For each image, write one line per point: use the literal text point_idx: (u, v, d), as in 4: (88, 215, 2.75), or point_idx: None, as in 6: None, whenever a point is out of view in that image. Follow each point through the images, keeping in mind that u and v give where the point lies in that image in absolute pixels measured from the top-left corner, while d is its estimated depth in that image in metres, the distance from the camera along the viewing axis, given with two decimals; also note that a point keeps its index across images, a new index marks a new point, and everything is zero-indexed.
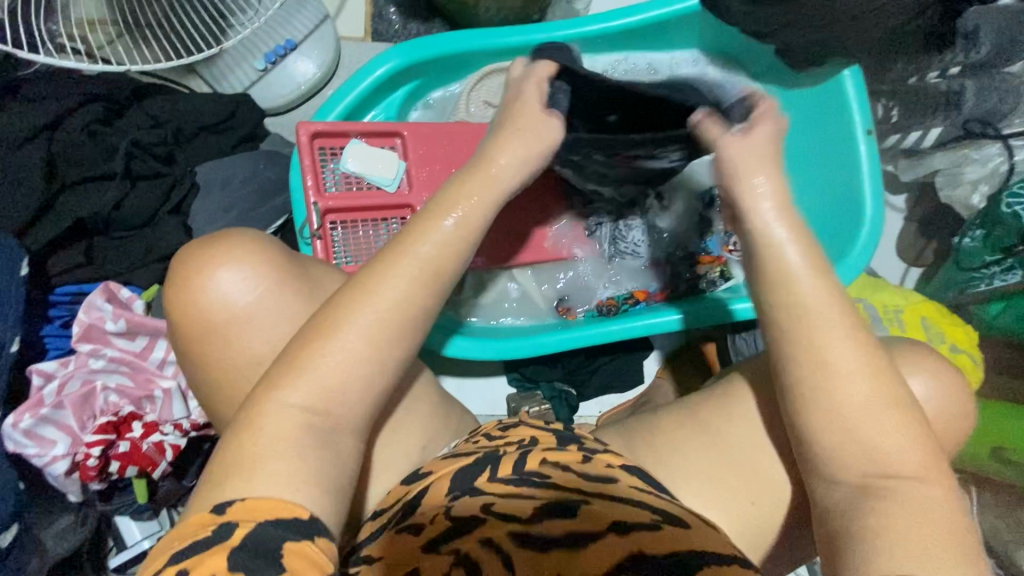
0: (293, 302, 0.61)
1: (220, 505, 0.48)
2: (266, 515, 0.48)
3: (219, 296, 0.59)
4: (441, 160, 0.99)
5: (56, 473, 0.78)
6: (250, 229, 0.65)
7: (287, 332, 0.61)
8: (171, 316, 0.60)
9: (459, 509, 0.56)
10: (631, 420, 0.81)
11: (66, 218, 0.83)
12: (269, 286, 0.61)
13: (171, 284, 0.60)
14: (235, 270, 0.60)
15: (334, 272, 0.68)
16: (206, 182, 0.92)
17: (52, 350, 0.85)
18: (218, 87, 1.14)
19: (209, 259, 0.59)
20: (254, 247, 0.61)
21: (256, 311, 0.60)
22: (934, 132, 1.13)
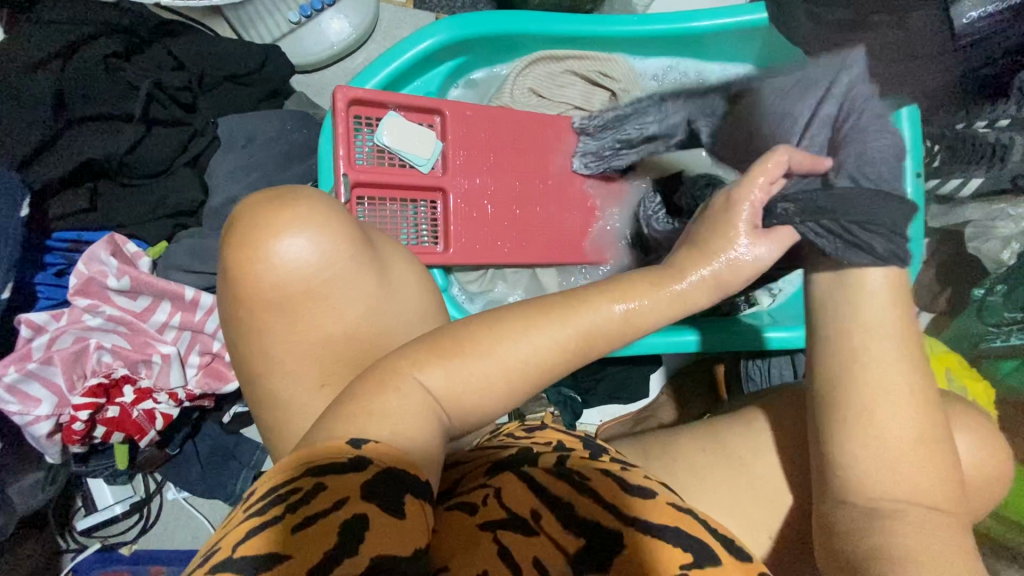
0: (355, 281, 0.57)
1: (357, 441, 0.45)
2: (390, 461, 0.44)
3: (282, 267, 0.54)
4: (481, 145, 0.94)
5: (37, 433, 0.73)
6: (313, 190, 0.59)
7: (360, 312, 0.58)
8: (230, 277, 0.55)
9: (508, 493, 0.52)
10: (650, 437, 0.77)
11: (73, 157, 0.75)
12: (342, 259, 0.56)
13: (231, 244, 0.55)
14: (308, 236, 0.55)
15: (392, 246, 0.63)
16: (228, 136, 0.85)
17: (42, 300, 0.78)
18: (246, 34, 1.06)
19: (287, 223, 0.55)
20: (318, 214, 0.56)
21: (317, 285, 0.56)
22: (974, 182, 1.09)
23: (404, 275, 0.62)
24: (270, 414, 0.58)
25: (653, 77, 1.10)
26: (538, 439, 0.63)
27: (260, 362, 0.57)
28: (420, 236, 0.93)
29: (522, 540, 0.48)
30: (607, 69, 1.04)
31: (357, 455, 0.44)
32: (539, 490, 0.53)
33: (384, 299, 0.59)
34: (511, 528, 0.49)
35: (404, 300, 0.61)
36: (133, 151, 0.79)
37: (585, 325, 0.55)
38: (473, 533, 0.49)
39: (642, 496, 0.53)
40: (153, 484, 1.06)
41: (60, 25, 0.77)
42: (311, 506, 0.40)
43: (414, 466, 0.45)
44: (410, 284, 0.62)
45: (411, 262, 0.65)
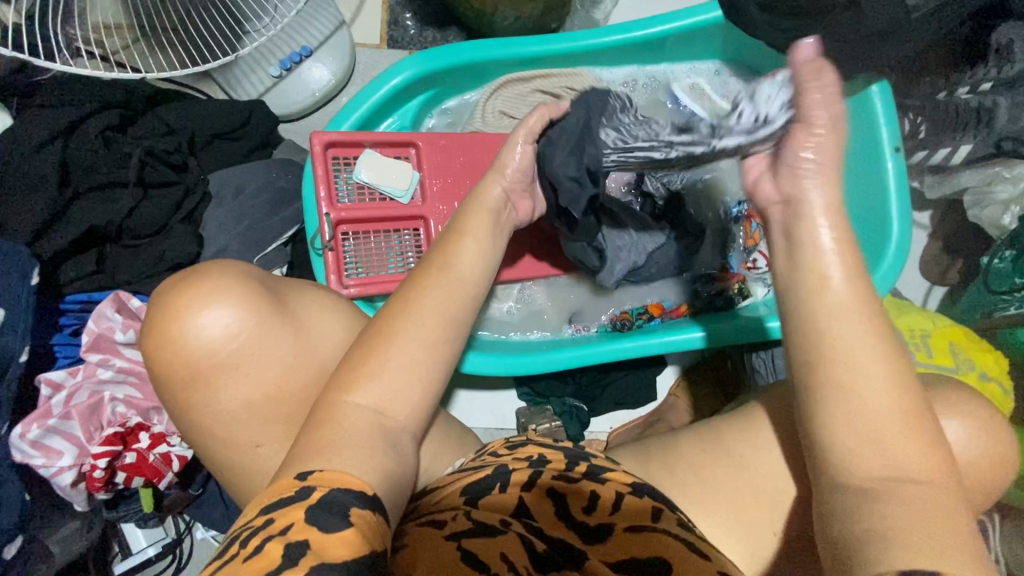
0: (279, 340, 0.62)
1: (303, 474, 0.49)
2: (335, 484, 0.49)
3: (204, 337, 0.59)
4: (454, 172, 0.98)
5: (62, 484, 0.78)
6: (226, 263, 0.64)
7: (277, 371, 0.62)
8: (153, 364, 0.61)
9: (480, 513, 0.56)
10: (651, 442, 0.77)
11: (78, 227, 0.82)
12: (251, 327, 0.61)
13: (154, 326, 0.61)
14: (213, 311, 0.60)
15: (314, 295, 0.68)
16: (218, 191, 0.91)
17: (61, 359, 0.84)
18: (234, 94, 1.14)
19: (189, 304, 0.60)
20: (231, 287, 0.61)
21: (241, 348, 0.60)
22: (964, 149, 1.06)
23: (322, 327, 0.65)
24: (267, 444, 0.62)
25: (622, 84, 1.12)
26: (518, 455, 0.65)
27: (246, 398, 0.61)
28: (407, 262, 0.97)
29: (485, 543, 0.52)
30: (573, 83, 1.07)
31: (303, 485, 0.48)
32: (509, 507, 0.58)
33: (301, 355, 0.63)
34: (478, 536, 0.52)
35: (326, 352, 0.64)
36: (133, 214, 0.85)
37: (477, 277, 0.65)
38: (439, 540, 0.52)
39: (596, 539, 0.57)
40: (183, 524, 1.11)
41: (61, 108, 0.85)
42: (260, 537, 0.44)
43: (363, 483, 0.50)
44: (331, 331, 0.66)
45: (331, 308, 0.68)
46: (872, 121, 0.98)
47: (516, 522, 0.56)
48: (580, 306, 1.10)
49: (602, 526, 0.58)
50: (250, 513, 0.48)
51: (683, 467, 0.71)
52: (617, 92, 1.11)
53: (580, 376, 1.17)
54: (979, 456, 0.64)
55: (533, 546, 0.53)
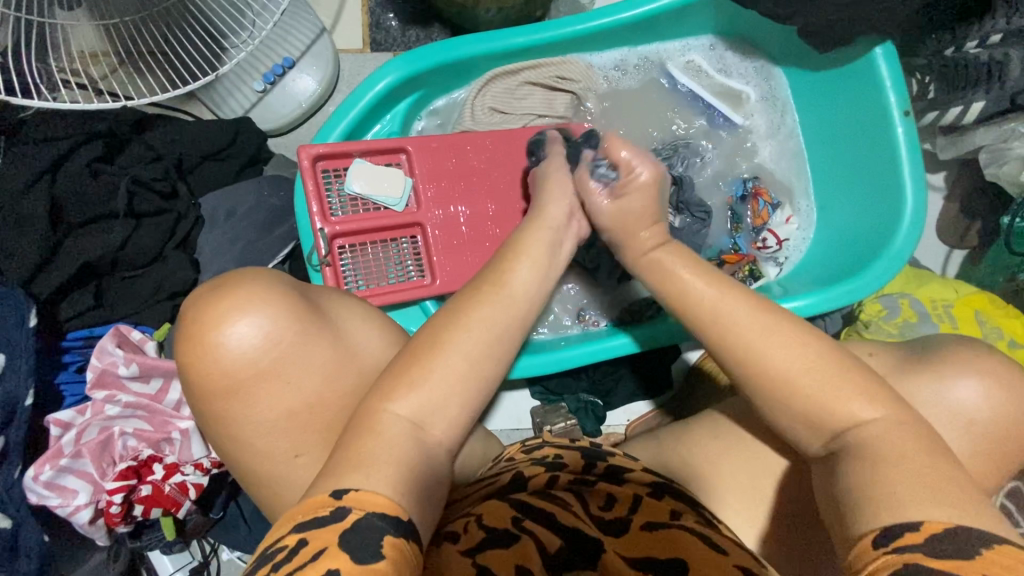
0: (310, 349, 0.60)
1: (338, 492, 0.47)
2: (370, 507, 0.46)
3: (233, 351, 0.58)
4: (447, 175, 0.95)
5: (81, 522, 0.78)
6: (252, 273, 0.63)
7: (318, 380, 0.60)
8: (187, 373, 0.59)
9: (492, 519, 0.56)
10: (662, 431, 0.76)
11: (73, 262, 0.81)
12: (281, 338, 0.59)
13: (181, 344, 0.59)
14: (250, 320, 0.58)
15: (337, 300, 0.67)
16: (210, 214, 0.90)
17: (68, 397, 0.84)
18: (220, 112, 1.12)
19: (227, 311, 0.58)
20: (259, 296, 0.59)
21: (273, 359, 0.59)
22: (977, 106, 1.00)
23: (360, 335, 0.64)
24: (307, 452, 0.60)
25: (613, 69, 1.08)
26: (534, 456, 0.63)
27: (256, 423, 0.59)
28: (407, 271, 0.95)
29: (500, 556, 0.52)
30: (563, 72, 1.04)
31: (338, 505, 0.45)
32: (522, 508, 0.57)
33: (335, 364, 0.61)
34: (493, 546, 0.53)
35: (366, 359, 0.63)
36: (127, 245, 0.84)
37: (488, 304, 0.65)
38: (454, 555, 0.53)
39: (616, 533, 0.56)
40: (208, 547, 1.10)
41: (46, 143, 0.84)
42: (292, 561, 0.41)
43: (395, 504, 0.47)
44: (368, 338, 0.65)
45: (365, 315, 0.67)
46: (878, 86, 0.94)
47: (526, 520, 0.56)
48: (586, 300, 1.07)
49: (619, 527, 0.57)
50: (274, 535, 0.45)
51: (704, 463, 0.69)
52: (608, 78, 1.08)
53: (593, 371, 1.15)
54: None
55: (544, 547, 0.54)
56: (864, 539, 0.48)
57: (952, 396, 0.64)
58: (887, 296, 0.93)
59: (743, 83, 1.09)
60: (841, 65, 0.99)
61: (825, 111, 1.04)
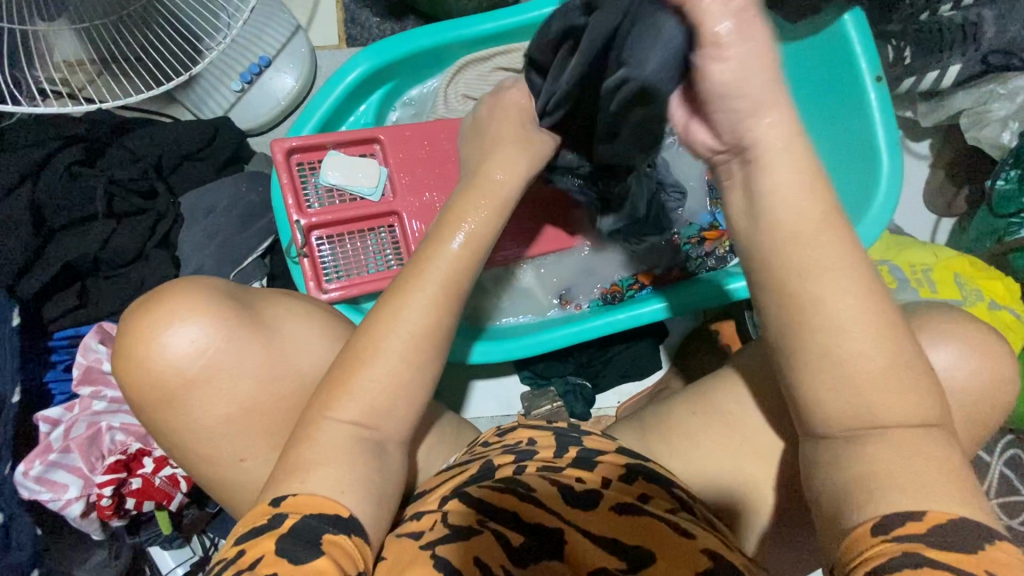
0: (251, 350, 0.60)
1: (277, 499, 0.50)
2: (308, 510, 0.49)
3: (172, 356, 0.58)
4: (422, 162, 0.96)
5: (73, 515, 0.79)
6: (186, 278, 0.63)
7: (250, 385, 0.60)
8: (128, 389, 0.60)
9: (454, 517, 0.54)
10: (647, 412, 0.75)
11: (55, 263, 0.83)
12: (220, 339, 0.59)
13: (122, 353, 0.59)
14: (175, 331, 0.58)
15: (282, 295, 0.67)
16: (190, 212, 0.92)
17: (58, 395, 0.86)
18: (200, 114, 1.14)
19: (151, 328, 0.58)
20: (193, 299, 0.60)
21: (212, 362, 0.59)
22: (954, 69, 0.99)
23: (291, 336, 0.63)
24: (251, 457, 0.61)
25: None
26: (507, 443, 0.64)
27: (221, 411, 0.60)
28: (386, 260, 0.96)
29: (462, 549, 0.51)
30: None
31: (276, 512, 0.49)
32: (483, 506, 0.55)
33: (277, 363, 0.62)
34: (454, 543, 0.52)
35: (298, 358, 0.63)
36: (107, 245, 0.86)
37: (437, 274, 0.58)
38: (415, 552, 0.52)
39: (586, 507, 0.55)
40: (208, 542, 1.12)
41: (26, 149, 0.86)
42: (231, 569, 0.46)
43: (337, 505, 0.51)
44: (302, 337, 0.64)
45: (302, 312, 0.66)
46: (848, 54, 0.93)
47: (491, 522, 0.54)
48: (570, 283, 1.07)
49: (587, 505, 0.56)
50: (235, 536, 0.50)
51: (681, 435, 0.69)
52: None
53: (580, 353, 1.15)
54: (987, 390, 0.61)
55: (509, 541, 0.53)
56: (858, 530, 0.47)
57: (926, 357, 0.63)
58: None
59: None
60: (810, 34, 0.98)
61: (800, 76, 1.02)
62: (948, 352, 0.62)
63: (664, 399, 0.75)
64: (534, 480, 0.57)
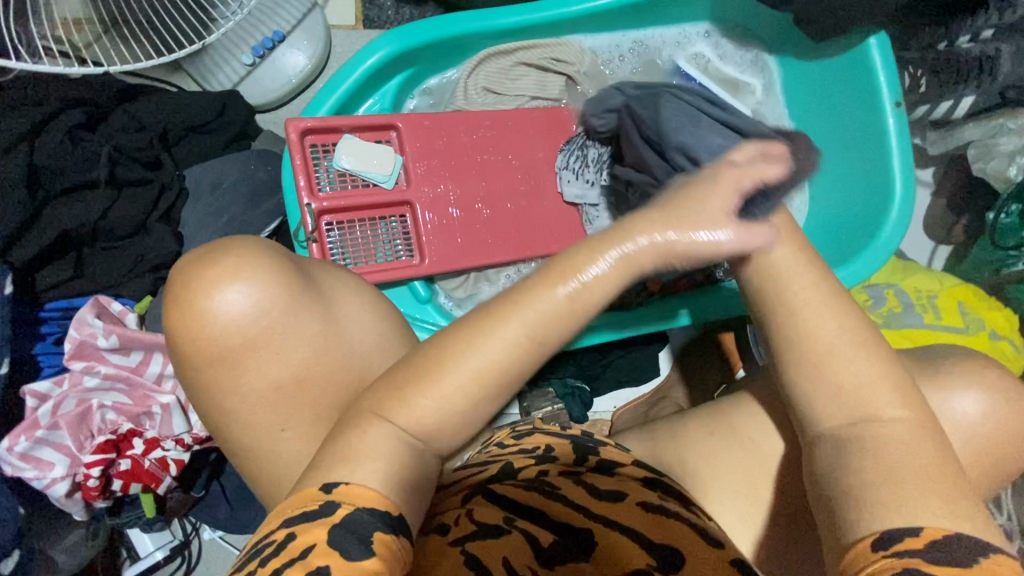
0: (305, 320, 0.57)
1: (329, 485, 0.47)
2: (361, 502, 0.46)
3: (226, 315, 0.54)
4: (438, 153, 0.94)
5: (57, 495, 0.77)
6: (244, 236, 0.59)
7: (307, 352, 0.57)
8: (174, 341, 0.55)
9: (482, 516, 0.56)
10: (657, 425, 0.75)
11: (51, 230, 0.79)
12: (277, 303, 0.55)
13: (173, 306, 0.55)
14: (241, 286, 0.54)
15: (333, 268, 0.64)
16: (195, 187, 0.89)
17: (46, 368, 0.82)
18: (207, 85, 1.10)
19: (217, 277, 0.54)
20: (251, 256, 0.56)
21: (265, 324, 0.55)
22: (967, 101, 1.01)
23: (351, 310, 0.60)
24: (292, 427, 0.57)
25: (609, 52, 1.07)
26: (525, 446, 0.63)
27: (271, 378, 0.56)
28: (396, 250, 0.94)
29: (490, 546, 0.53)
30: (558, 54, 1.03)
31: (328, 500, 0.46)
32: (512, 507, 0.58)
33: (330, 337, 0.58)
34: (481, 538, 0.53)
35: (355, 334, 0.60)
36: (108, 215, 0.83)
37: (530, 321, 0.51)
38: (442, 547, 0.53)
39: (611, 504, 0.57)
40: (190, 526, 1.10)
41: (25, 108, 0.82)
42: (278, 558, 0.43)
43: (384, 499, 0.47)
44: (361, 312, 0.61)
45: (360, 289, 0.63)
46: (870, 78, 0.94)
47: (520, 520, 0.56)
48: None
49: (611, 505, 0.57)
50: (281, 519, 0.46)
51: (695, 454, 0.69)
52: (605, 62, 1.06)
53: (580, 357, 1.14)
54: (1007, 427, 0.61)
55: (539, 541, 0.55)
56: (859, 545, 0.49)
57: (941, 389, 0.63)
58: (874, 287, 0.94)
59: (741, 75, 1.08)
60: (835, 55, 0.99)
61: (815, 100, 1.05)
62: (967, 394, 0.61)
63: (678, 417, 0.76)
64: (561, 483, 0.60)
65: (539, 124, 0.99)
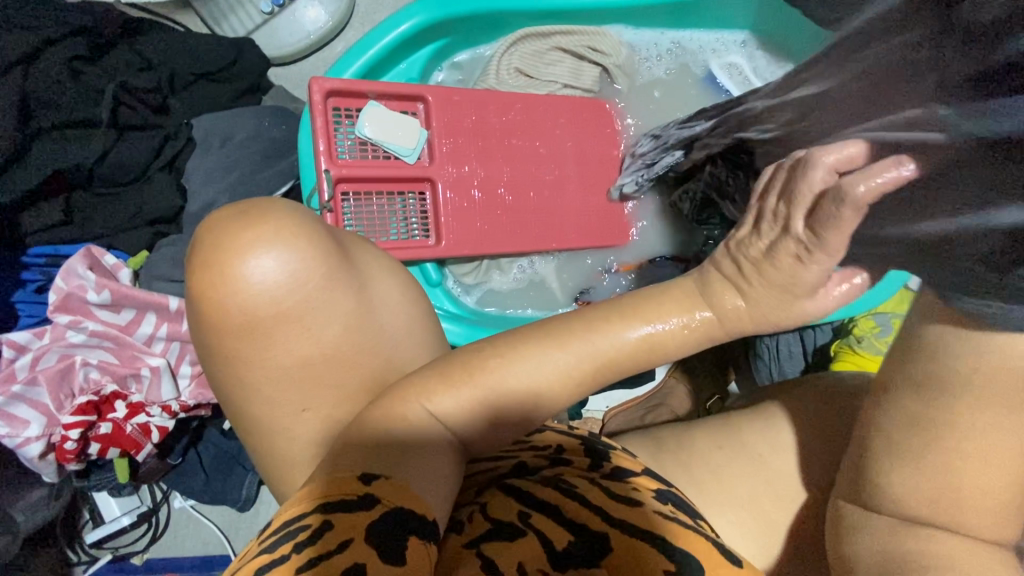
0: (342, 295, 0.53)
1: (368, 476, 0.45)
2: (398, 502, 0.44)
3: (258, 284, 0.50)
4: (466, 132, 0.90)
5: (29, 455, 0.73)
6: (282, 200, 0.54)
7: (340, 330, 0.53)
8: (194, 304, 0.51)
9: (497, 513, 0.53)
10: (663, 432, 0.73)
11: (41, 169, 0.73)
12: (314, 275, 0.52)
13: (197, 268, 0.50)
14: (277, 255, 0.50)
15: (369, 245, 0.59)
16: (203, 138, 0.82)
17: (23, 317, 0.77)
18: (219, 30, 1.03)
19: (255, 239, 0.50)
20: (292, 224, 0.52)
21: (299, 297, 0.51)
22: None
23: (385, 289, 0.56)
24: (313, 408, 0.53)
25: (646, 48, 1.04)
26: (538, 445, 0.62)
27: (297, 354, 0.52)
28: (410, 229, 0.90)
29: (505, 550, 0.49)
30: (596, 44, 0.99)
31: (367, 492, 0.44)
32: (525, 501, 0.54)
33: (364, 316, 0.54)
34: (497, 538, 0.50)
35: (390, 315, 0.56)
36: (106, 159, 0.77)
37: (595, 345, 0.53)
38: (460, 548, 0.50)
39: (630, 507, 0.53)
40: (160, 492, 1.04)
41: (20, 30, 0.74)
42: (315, 549, 0.40)
43: (422, 503, 0.45)
44: (393, 294, 0.57)
45: (394, 270, 0.59)
46: None
47: (534, 516, 0.52)
48: (589, 280, 1.01)
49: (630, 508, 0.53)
50: (305, 505, 0.43)
51: (708, 471, 0.67)
52: (641, 56, 1.04)
53: None
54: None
55: (553, 542, 0.50)
56: None
57: None
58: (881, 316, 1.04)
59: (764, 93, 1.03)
60: None
61: None
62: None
63: (688, 426, 0.74)
64: (576, 481, 0.56)
65: (571, 113, 0.96)
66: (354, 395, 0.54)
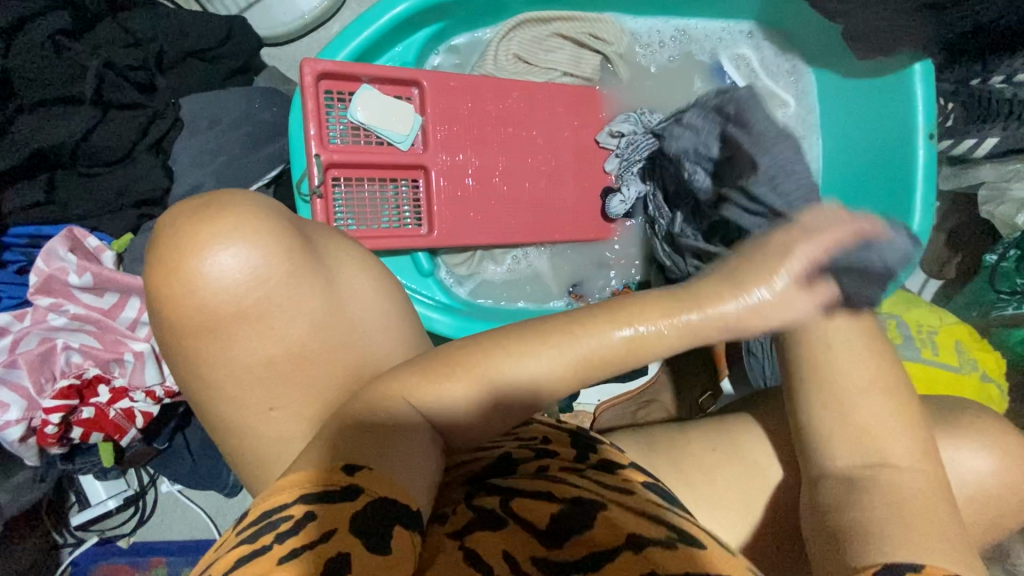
0: (308, 290, 0.52)
1: (351, 466, 0.44)
2: (382, 491, 0.42)
3: (218, 281, 0.49)
4: (461, 119, 0.88)
5: (10, 439, 0.72)
6: (241, 193, 0.52)
7: (306, 328, 0.52)
8: (154, 304, 0.50)
9: (484, 503, 0.52)
10: (656, 429, 0.71)
11: (21, 147, 0.71)
12: (276, 273, 0.50)
13: (157, 263, 0.49)
14: (241, 251, 0.49)
15: (340, 239, 0.58)
16: (191, 118, 0.80)
17: (5, 300, 0.76)
18: (210, 7, 1.00)
19: (216, 234, 0.49)
20: (253, 219, 0.50)
21: (263, 294, 0.50)
22: (989, 142, 0.86)
23: (357, 284, 0.55)
24: (284, 405, 0.52)
25: (647, 37, 1.01)
26: (523, 435, 0.61)
27: (264, 353, 0.51)
28: (402, 217, 0.89)
29: (494, 538, 0.48)
30: (596, 31, 0.97)
31: (349, 482, 0.42)
32: (510, 491, 0.52)
33: (333, 311, 0.53)
34: (486, 529, 0.49)
35: (362, 311, 0.55)
36: (88, 139, 0.75)
37: (579, 348, 0.51)
38: (441, 540, 0.48)
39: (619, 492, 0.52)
40: (146, 477, 1.04)
41: None
42: (296, 539, 0.39)
43: (408, 493, 0.44)
44: (367, 289, 0.56)
45: (368, 264, 0.58)
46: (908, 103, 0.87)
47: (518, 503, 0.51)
48: (583, 274, 1.00)
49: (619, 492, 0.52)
50: (278, 497, 0.42)
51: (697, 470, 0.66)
52: (642, 45, 1.01)
53: None
54: (1012, 484, 0.60)
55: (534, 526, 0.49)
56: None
57: (955, 440, 0.60)
58: None
59: (774, 85, 1.02)
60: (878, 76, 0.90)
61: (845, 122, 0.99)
62: (975, 447, 0.60)
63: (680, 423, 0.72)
64: (562, 470, 0.55)
65: (567, 103, 0.94)
66: (334, 389, 0.53)
